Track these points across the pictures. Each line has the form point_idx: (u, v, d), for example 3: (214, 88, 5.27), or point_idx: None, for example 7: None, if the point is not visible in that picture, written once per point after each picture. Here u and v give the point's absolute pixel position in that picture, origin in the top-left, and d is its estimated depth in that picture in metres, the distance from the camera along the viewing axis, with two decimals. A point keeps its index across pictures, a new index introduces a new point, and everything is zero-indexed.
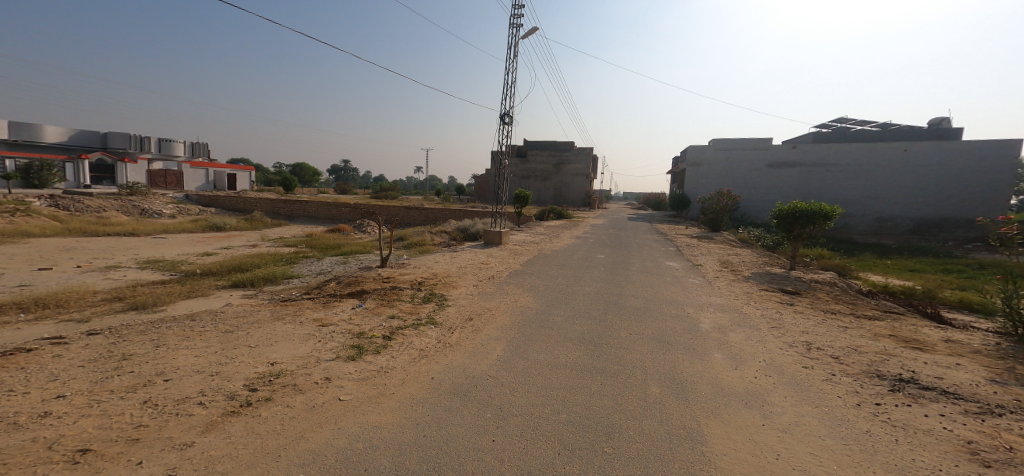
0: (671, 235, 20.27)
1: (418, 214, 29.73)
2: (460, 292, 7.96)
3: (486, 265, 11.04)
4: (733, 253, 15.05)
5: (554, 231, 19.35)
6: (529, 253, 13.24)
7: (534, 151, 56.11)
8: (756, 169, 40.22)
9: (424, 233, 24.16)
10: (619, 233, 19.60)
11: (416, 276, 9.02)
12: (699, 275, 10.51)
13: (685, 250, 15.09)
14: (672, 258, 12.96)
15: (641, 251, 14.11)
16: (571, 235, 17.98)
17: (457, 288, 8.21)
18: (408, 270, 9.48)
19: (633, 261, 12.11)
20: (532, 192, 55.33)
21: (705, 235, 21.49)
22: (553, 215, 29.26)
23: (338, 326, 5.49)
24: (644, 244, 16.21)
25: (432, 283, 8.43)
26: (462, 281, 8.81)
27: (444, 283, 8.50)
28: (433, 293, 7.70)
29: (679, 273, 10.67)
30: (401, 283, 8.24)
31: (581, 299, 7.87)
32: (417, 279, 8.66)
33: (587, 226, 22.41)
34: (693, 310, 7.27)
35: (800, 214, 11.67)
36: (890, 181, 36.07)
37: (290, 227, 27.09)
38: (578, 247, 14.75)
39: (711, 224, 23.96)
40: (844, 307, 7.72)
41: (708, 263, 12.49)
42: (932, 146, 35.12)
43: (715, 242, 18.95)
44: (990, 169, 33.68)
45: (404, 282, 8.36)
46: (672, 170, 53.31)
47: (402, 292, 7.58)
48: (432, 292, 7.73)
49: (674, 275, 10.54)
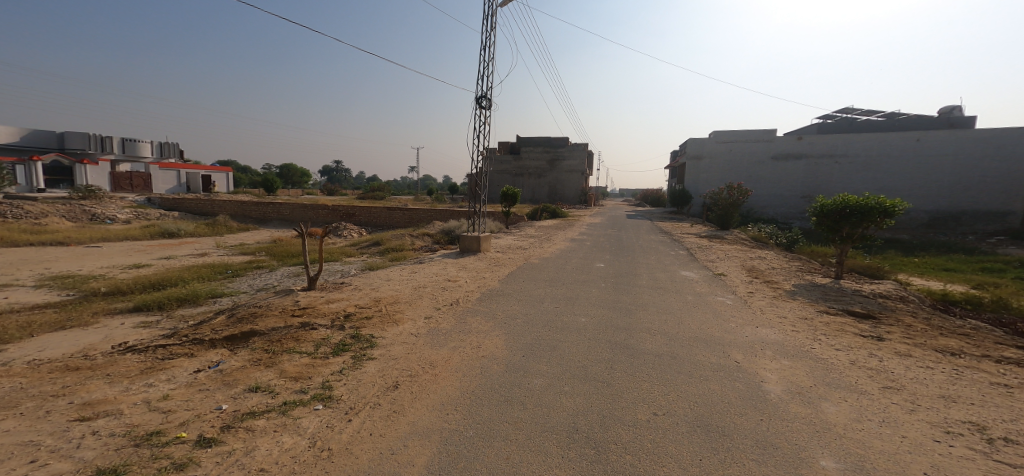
0: (678, 235, 17.88)
1: (398, 215, 27.11)
2: (401, 330, 5.45)
3: (454, 280, 8.52)
4: (756, 255, 12.64)
5: (544, 233, 16.85)
6: (513, 262, 10.74)
7: (527, 148, 53.44)
8: (760, 161, 37.58)
9: (404, 236, 21.64)
10: (620, 234, 17.15)
11: (347, 301, 6.47)
12: (730, 289, 8.06)
13: (700, 254, 12.65)
14: (689, 266, 10.48)
15: (649, 257, 11.64)
16: (564, 237, 15.49)
17: (399, 324, 5.67)
18: (341, 292, 6.93)
19: (642, 271, 9.63)
20: (525, 190, 52.89)
21: (714, 234, 19.08)
22: (547, 214, 26.79)
23: (116, 421, 3.07)
24: (650, 247, 13.74)
25: (365, 315, 5.89)
26: (410, 311, 6.29)
27: (383, 315, 5.96)
28: (360, 334, 5.18)
29: (706, 287, 8.17)
30: (316, 316, 5.67)
31: (577, 337, 5.40)
32: (347, 309, 6.14)
33: (583, 226, 19.96)
34: (746, 358, 4.75)
35: (850, 210, 9.26)
36: (905, 172, 33.78)
37: (256, 231, 24.50)
38: (572, 252, 12.26)
39: (720, 221, 21.54)
40: (954, 342, 5.32)
41: (733, 270, 10.06)
42: (949, 134, 32.79)
43: (729, 242, 16.52)
44: (1011, 158, 31.46)
45: (322, 313, 5.80)
46: (672, 165, 50.94)
47: (310, 334, 5.06)
48: (357, 333, 5.19)
49: (702, 290, 8.01)
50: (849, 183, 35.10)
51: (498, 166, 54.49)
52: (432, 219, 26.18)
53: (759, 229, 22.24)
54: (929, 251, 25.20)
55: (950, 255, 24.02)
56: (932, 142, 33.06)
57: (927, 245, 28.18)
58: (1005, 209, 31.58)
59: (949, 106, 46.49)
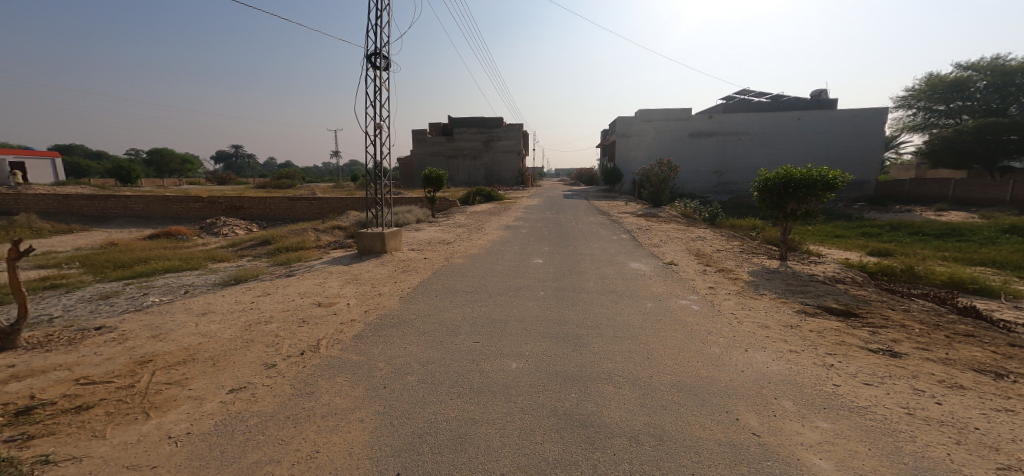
0: (614, 215, 16.65)
1: (303, 205, 22.14)
2: (131, 437, 2.81)
3: (326, 296, 5.83)
4: (698, 236, 11.58)
5: (471, 220, 14.50)
6: (421, 259, 8.25)
7: (458, 128, 49.87)
8: (678, 139, 38.71)
9: (308, 231, 17.23)
10: (556, 217, 15.42)
11: (69, 369, 3.60)
12: (690, 287, 6.47)
13: (644, 238, 11.29)
14: (637, 255, 8.90)
15: (589, 245, 9.95)
16: (497, 225, 13.27)
17: (144, 418, 2.99)
18: (74, 349, 3.99)
19: (586, 267, 7.77)
20: (460, 174, 50.02)
21: (647, 212, 18.25)
22: (479, 197, 24.26)
23: None
24: (588, 232, 12.13)
25: (75, 405, 3.12)
26: (198, 375, 3.60)
27: (127, 397, 3.22)
28: (2, 466, 2.46)
29: (664, 287, 6.50)
30: None
31: (486, 417, 3.22)
32: (53, 390, 3.29)
33: (515, 209, 17.87)
34: (735, 428, 2.96)
35: (796, 184, 7.99)
36: (791, 147, 36.82)
37: (86, 232, 18.76)
38: (499, 243, 10.12)
39: (653, 199, 20.99)
40: (981, 353, 4.04)
41: (681, 256, 8.67)
42: (825, 114, 36.18)
43: (664, 221, 15.58)
44: (868, 134, 35.74)
45: None
46: (603, 144, 51.31)
47: None
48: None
49: (661, 292, 6.29)
50: (749, 159, 37.53)
51: (428, 147, 50.26)
52: (340, 209, 22.26)
53: (685, 205, 22.14)
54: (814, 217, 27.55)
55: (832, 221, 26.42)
56: (812, 121, 36.32)
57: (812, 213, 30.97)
58: (864, 179, 36.14)
59: (823, 90, 51.82)
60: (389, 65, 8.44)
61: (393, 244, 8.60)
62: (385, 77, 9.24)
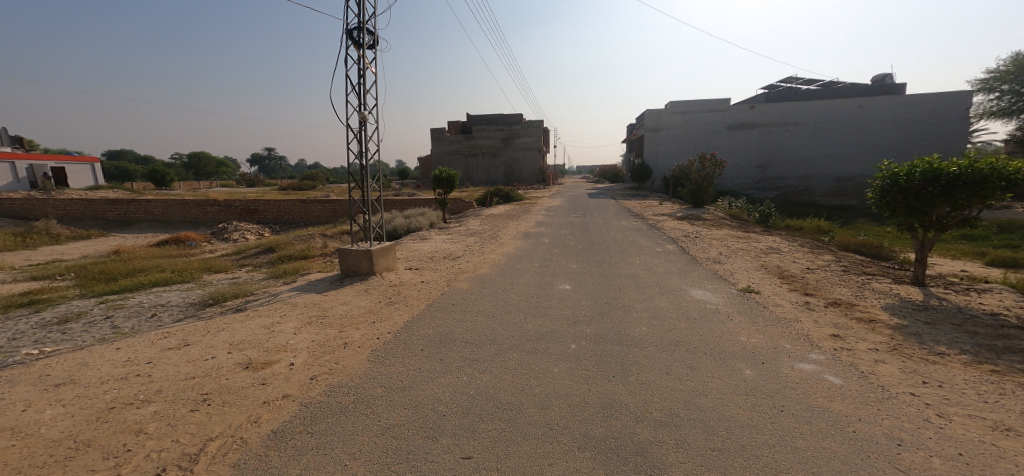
0: (651, 219, 14.27)
1: (316, 208, 20.99)
2: None
3: (266, 347, 4.04)
4: (767, 247, 9.11)
5: (486, 227, 12.57)
6: (415, 284, 6.38)
7: (478, 125, 48.11)
8: (714, 132, 34.69)
9: (314, 237, 15.99)
10: (584, 222, 13.27)
11: None
12: (807, 338, 4.24)
13: (700, 249, 8.98)
14: (703, 276, 6.68)
15: (634, 261, 7.80)
16: (515, 233, 11.28)
17: None
18: None
19: (639, 301, 5.63)
20: (480, 173, 48.46)
21: (687, 215, 15.69)
22: (497, 199, 22.37)
23: None
24: (627, 242, 9.95)
25: None
26: None
27: None
28: None
29: (766, 339, 4.33)
30: None
31: None
32: None
33: (536, 212, 15.78)
34: None
35: (953, 184, 5.11)
36: (850, 138, 32.09)
37: (99, 238, 18.27)
38: (515, 259, 8.12)
39: (693, 199, 18.10)
40: None
41: (761, 279, 6.39)
42: (890, 100, 31.32)
43: (713, 226, 13.07)
44: (944, 121, 30.55)
45: None
46: (629, 139, 48.04)
47: None
48: None
49: (762, 347, 4.14)
50: (798, 152, 33.16)
51: (447, 146, 48.89)
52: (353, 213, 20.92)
53: (730, 204, 19.19)
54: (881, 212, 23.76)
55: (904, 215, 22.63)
56: (876, 109, 31.51)
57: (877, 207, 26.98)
58: None
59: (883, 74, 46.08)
60: (374, 41, 6.67)
61: (384, 265, 6.77)
62: (372, 59, 7.48)
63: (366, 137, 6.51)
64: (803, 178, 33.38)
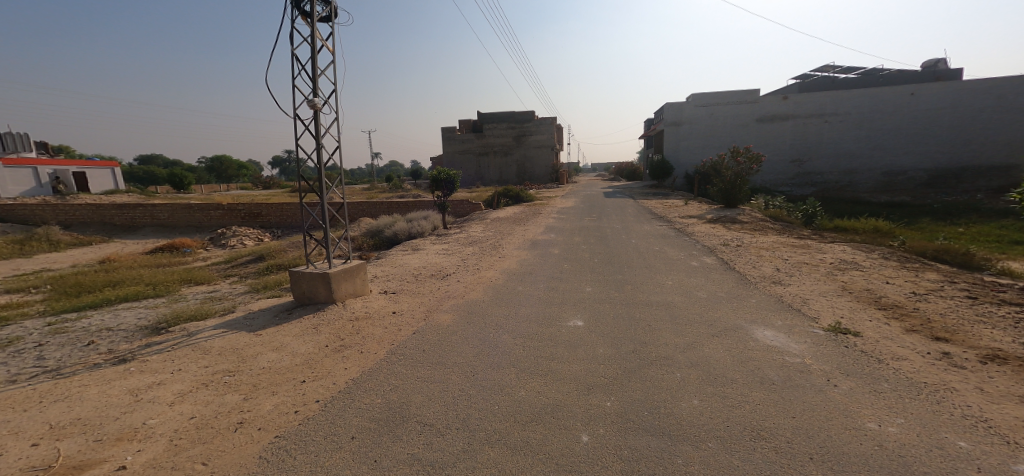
0: (677, 222, 12.44)
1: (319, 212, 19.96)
2: None
3: (103, 434, 2.67)
4: (831, 257, 7.25)
5: (488, 234, 11.09)
6: (382, 318, 4.93)
7: (489, 124, 46.69)
8: (744, 125, 32.03)
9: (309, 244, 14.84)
10: (600, 227, 11.59)
11: None
12: (990, 433, 2.64)
13: (746, 261, 7.24)
14: (763, 309, 4.99)
15: (666, 282, 6.17)
16: (519, 241, 9.76)
17: None
18: None
19: (679, 350, 4.03)
20: (493, 172, 47.09)
21: (719, 216, 13.74)
22: (506, 199, 20.86)
23: None
24: (654, 252, 8.28)
25: None
26: None
27: None
28: None
29: (911, 437, 2.66)
30: None
31: None
32: None
33: (546, 215, 14.17)
34: None
35: None
36: (899, 129, 29.06)
37: (98, 245, 17.63)
38: (516, 282, 6.60)
39: (723, 200, 16.01)
40: None
41: (846, 314, 4.65)
42: (945, 86, 28.16)
43: (751, 229, 11.17)
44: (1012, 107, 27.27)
45: None
46: (648, 135, 45.71)
47: None
48: None
49: (910, 457, 2.48)
50: (839, 144, 30.30)
51: (458, 146, 47.72)
52: (356, 216, 19.84)
53: (766, 202, 17.09)
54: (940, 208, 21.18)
55: (967, 210, 20.06)
56: (928, 96, 28.40)
57: (933, 203, 24.20)
58: (1007, 164, 27.63)
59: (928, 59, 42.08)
60: (330, 11, 5.27)
61: (346, 292, 5.28)
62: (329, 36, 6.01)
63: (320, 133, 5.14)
64: (844, 172, 30.51)
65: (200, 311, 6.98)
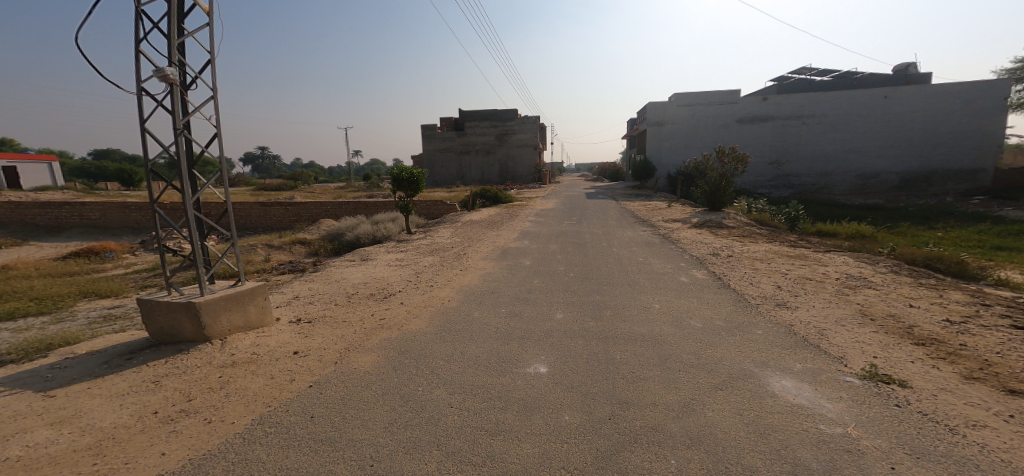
0: (661, 227, 11.51)
1: (276, 212, 18.29)
2: None
3: None
4: (834, 270, 6.35)
5: (452, 239, 9.87)
6: (269, 362, 3.65)
7: (470, 121, 45.34)
8: (724, 126, 31.80)
9: (256, 247, 13.23)
10: (579, 232, 10.55)
11: None
12: None
13: (744, 275, 6.27)
14: (773, 346, 3.95)
15: (654, 309, 5.11)
16: (486, 250, 8.58)
17: None
18: None
19: (668, 419, 2.94)
20: (474, 171, 45.77)
21: (704, 220, 12.89)
22: (482, 200, 19.62)
23: None
24: (639, 264, 7.23)
25: None
26: None
27: None
28: None
29: None
30: None
31: None
32: None
33: (520, 218, 13.04)
34: None
35: None
36: (873, 132, 29.23)
37: (12, 249, 15.55)
38: (472, 305, 5.41)
39: (709, 201, 15.25)
40: None
41: (872, 351, 3.67)
42: (918, 90, 28.38)
43: (739, 235, 10.32)
44: (980, 111, 27.70)
45: None
46: (630, 135, 45.32)
47: None
48: None
49: None
50: (816, 146, 30.34)
51: (438, 143, 46.14)
52: (318, 217, 18.23)
53: (749, 205, 16.42)
54: (914, 211, 21.13)
55: (942, 214, 20.01)
56: (901, 99, 28.63)
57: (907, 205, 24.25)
58: (975, 167, 28.03)
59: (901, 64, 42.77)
60: None
61: (226, 327, 3.99)
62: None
63: (178, 109, 3.96)
64: (820, 175, 30.55)
65: (65, 333, 5.56)
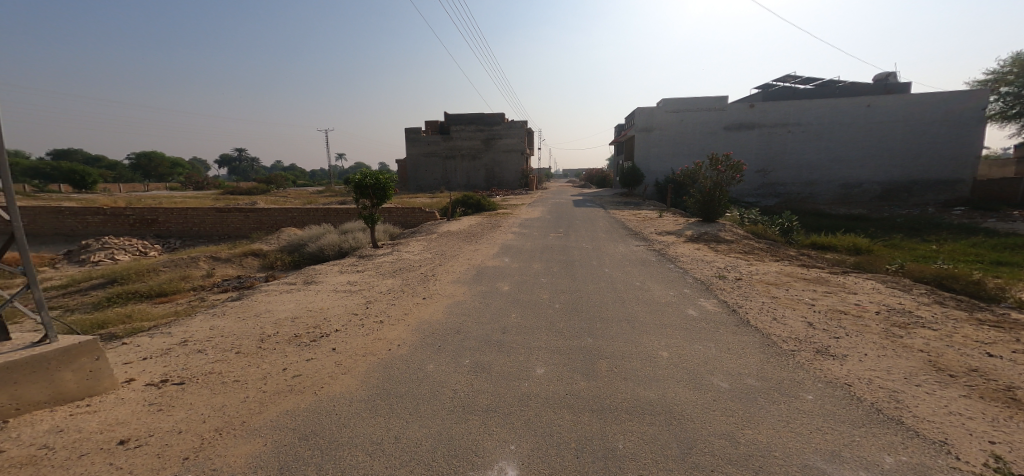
0: (655, 242, 10.45)
1: (235, 220, 16.68)
2: None
3: None
4: (865, 298, 5.30)
5: (419, 255, 8.57)
6: (60, 465, 2.35)
7: (455, 125, 44.11)
8: (711, 133, 31.41)
9: (199, 259, 11.67)
10: (565, 247, 9.40)
11: None
12: None
13: (764, 306, 5.16)
14: (835, 422, 2.83)
15: (660, 362, 3.94)
16: (457, 269, 7.32)
17: None
18: None
19: None
20: (458, 176, 44.46)
21: (699, 233, 11.89)
22: (463, 208, 18.32)
23: None
24: (637, 292, 6.08)
25: None
26: None
27: None
28: None
29: None
30: None
31: None
32: None
33: (500, 229, 11.82)
34: None
35: None
36: (856, 141, 29.14)
37: None
38: (425, 356, 4.16)
39: (703, 214, 14.46)
40: None
41: (980, 439, 2.55)
42: (900, 99, 28.43)
43: (741, 251, 9.30)
44: (960, 121, 27.80)
45: None
46: (618, 142, 44.82)
47: None
48: None
49: None
50: (800, 155, 30.13)
51: (422, 148, 44.68)
52: (282, 225, 16.65)
53: (742, 216, 15.60)
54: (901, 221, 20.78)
55: (929, 224, 19.63)
56: (884, 109, 28.62)
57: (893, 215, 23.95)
58: (955, 177, 28.11)
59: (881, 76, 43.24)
60: None
61: (6, 405, 2.65)
62: None
63: None
64: (805, 183, 30.29)
65: None
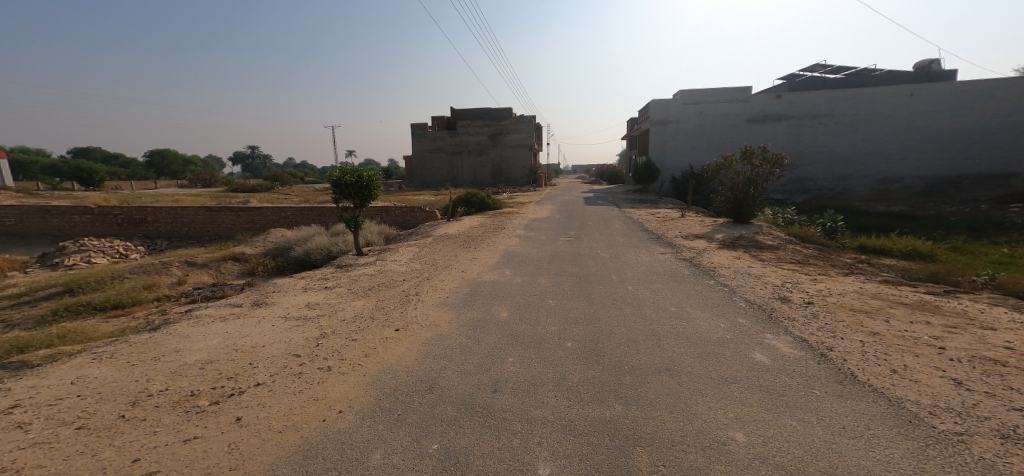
0: (683, 248, 8.91)
1: (224, 220, 15.68)
2: None
3: None
4: (1010, 337, 3.72)
5: (405, 266, 7.21)
6: None
7: (462, 120, 42.81)
8: (733, 126, 29.44)
9: (172, 263, 10.58)
10: (577, 254, 7.98)
11: None
12: None
13: (867, 349, 3.64)
14: None
15: (738, 456, 2.48)
16: (446, 287, 5.95)
17: None
18: None
19: None
20: (465, 173, 43.22)
21: (734, 237, 10.30)
22: (466, 207, 16.95)
23: None
24: (678, 323, 4.60)
25: None
26: None
27: None
28: None
29: None
30: None
31: None
32: None
33: (504, 231, 10.42)
34: None
35: None
36: (896, 133, 26.83)
37: None
38: (375, 437, 2.77)
39: (734, 213, 12.81)
40: None
41: None
42: (946, 86, 26.01)
43: (790, 259, 7.69)
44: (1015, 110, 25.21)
45: None
46: (632, 136, 42.95)
47: None
48: None
49: None
50: (833, 148, 27.95)
51: (428, 143, 43.50)
52: (273, 225, 15.55)
53: (777, 216, 13.88)
54: (955, 219, 18.66)
55: (988, 222, 17.51)
56: (928, 97, 26.22)
57: (941, 212, 21.73)
58: (1008, 171, 25.55)
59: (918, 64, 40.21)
60: None
61: None
62: None
63: None
64: (838, 179, 28.10)
65: None
